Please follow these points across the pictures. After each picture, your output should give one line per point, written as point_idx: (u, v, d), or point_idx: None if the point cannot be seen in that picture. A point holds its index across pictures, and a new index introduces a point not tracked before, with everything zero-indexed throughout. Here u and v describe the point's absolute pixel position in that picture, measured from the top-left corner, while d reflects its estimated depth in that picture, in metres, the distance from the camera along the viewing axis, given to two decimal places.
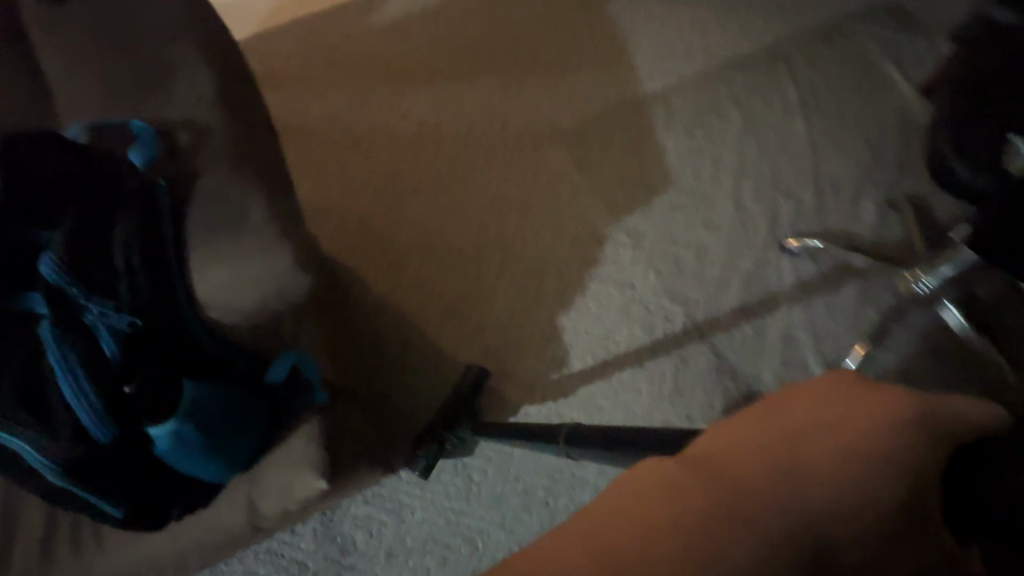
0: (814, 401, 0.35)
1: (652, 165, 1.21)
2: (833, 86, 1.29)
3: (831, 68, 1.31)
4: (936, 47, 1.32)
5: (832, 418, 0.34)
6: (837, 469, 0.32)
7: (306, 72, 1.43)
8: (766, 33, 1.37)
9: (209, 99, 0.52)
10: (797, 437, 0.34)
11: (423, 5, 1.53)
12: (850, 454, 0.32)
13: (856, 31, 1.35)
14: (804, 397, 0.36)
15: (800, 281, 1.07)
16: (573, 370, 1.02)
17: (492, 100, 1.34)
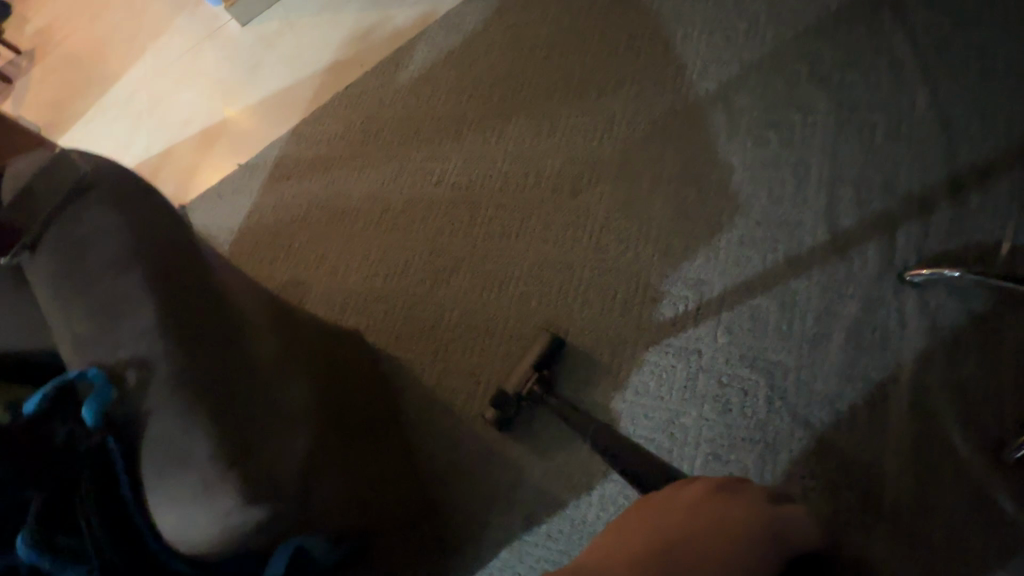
0: (670, 503, 0.52)
1: (714, 192, 1.00)
2: (965, 36, 0.97)
3: (960, 11, 0.98)
4: None
5: (680, 511, 0.51)
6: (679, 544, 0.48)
7: (347, 150, 1.45)
8: None
9: (151, 330, 0.53)
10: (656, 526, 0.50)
11: (446, 51, 1.46)
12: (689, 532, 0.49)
13: None
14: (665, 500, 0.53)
15: (933, 325, 0.82)
16: (636, 434, 0.89)
17: (524, 143, 1.22)
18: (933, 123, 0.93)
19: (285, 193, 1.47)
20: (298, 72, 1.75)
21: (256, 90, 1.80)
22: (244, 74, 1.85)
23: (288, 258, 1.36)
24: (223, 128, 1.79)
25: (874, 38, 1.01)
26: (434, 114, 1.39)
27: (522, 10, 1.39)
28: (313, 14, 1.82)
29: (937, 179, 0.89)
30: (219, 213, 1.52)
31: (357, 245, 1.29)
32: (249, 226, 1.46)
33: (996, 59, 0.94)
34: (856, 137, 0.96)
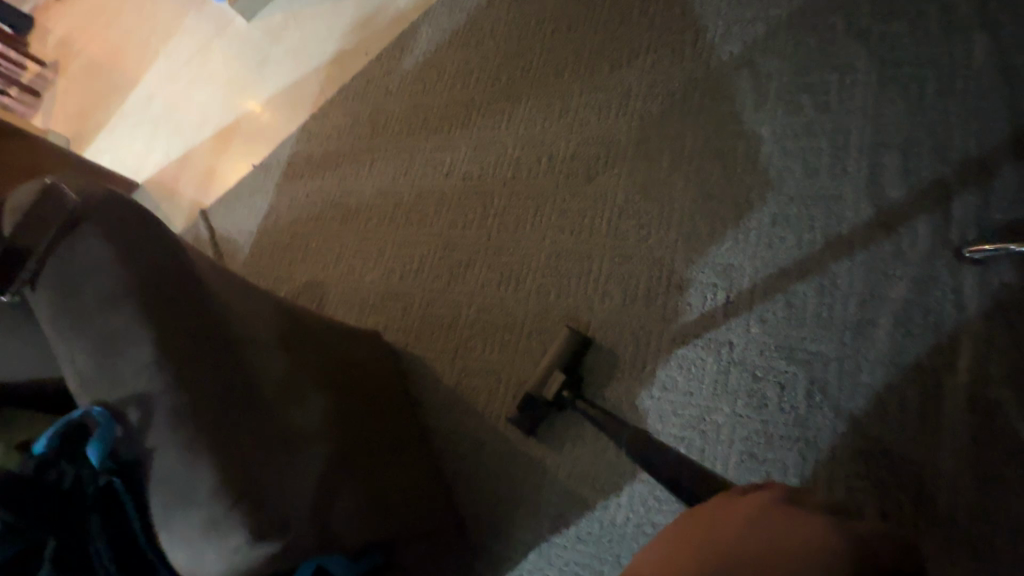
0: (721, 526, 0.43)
1: (742, 168, 0.92)
2: None
3: None
4: None
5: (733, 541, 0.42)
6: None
7: (357, 145, 1.42)
8: None
9: (149, 364, 0.51)
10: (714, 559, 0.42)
11: (451, 33, 1.39)
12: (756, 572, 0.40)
13: None
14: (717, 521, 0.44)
15: (997, 307, 0.73)
16: (664, 434, 0.85)
17: (535, 126, 1.16)
18: (994, 75, 0.82)
19: (298, 193, 1.45)
20: (304, 66, 1.72)
21: (264, 87, 1.78)
22: (252, 72, 1.83)
23: (305, 260, 1.36)
24: (236, 129, 1.78)
25: None
26: (441, 102, 1.34)
27: None
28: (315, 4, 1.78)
29: (1001, 140, 0.79)
30: (236, 216, 1.52)
31: (372, 243, 1.27)
32: (266, 228, 1.46)
33: None
34: (903, 97, 0.86)
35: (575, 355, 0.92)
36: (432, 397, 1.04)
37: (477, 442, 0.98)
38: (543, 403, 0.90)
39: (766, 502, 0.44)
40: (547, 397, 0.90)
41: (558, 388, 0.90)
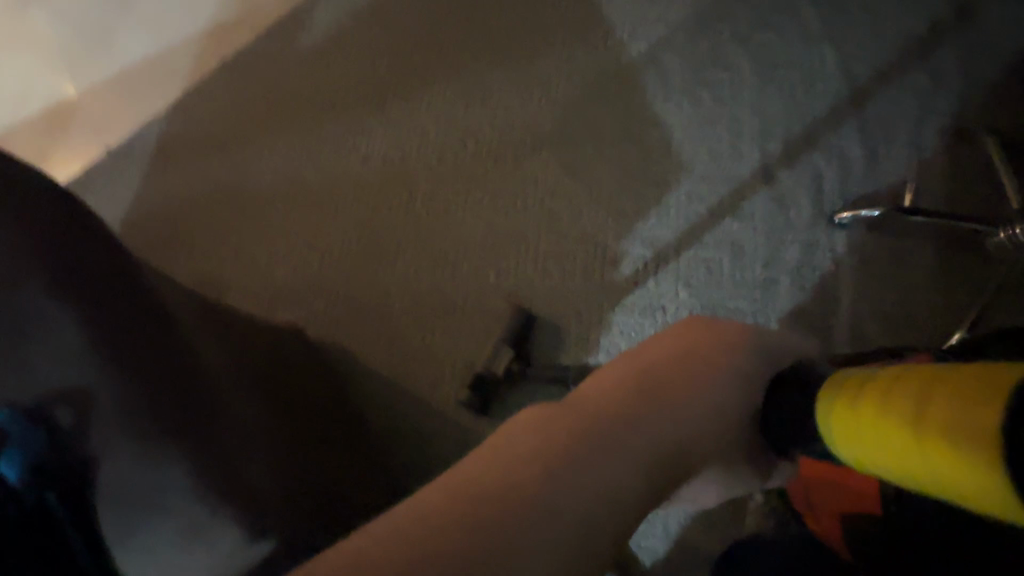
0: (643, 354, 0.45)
1: (659, 151, 1.02)
2: None
3: None
4: None
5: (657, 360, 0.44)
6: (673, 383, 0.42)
7: (249, 126, 1.28)
8: None
9: (79, 350, 0.43)
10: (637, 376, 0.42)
11: (354, 12, 1.32)
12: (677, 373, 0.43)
13: None
14: (636, 354, 0.45)
15: (861, 262, 0.92)
16: None
17: (458, 111, 1.16)
18: (841, 77, 1.02)
19: (176, 180, 1.26)
20: (167, 36, 1.48)
21: (113, 59, 1.50)
22: (94, 40, 1.53)
23: (193, 253, 1.19)
24: (75, 107, 1.47)
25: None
26: (350, 82, 1.26)
27: None
28: None
29: (852, 130, 0.99)
30: (92, 210, 1.28)
31: (279, 233, 1.15)
32: (136, 219, 1.25)
33: (889, 16, 1.04)
34: (779, 93, 1.03)
35: (521, 331, 0.94)
36: (372, 391, 0.98)
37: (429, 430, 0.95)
38: (495, 381, 0.91)
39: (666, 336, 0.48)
40: (499, 373, 0.91)
41: (509, 364, 0.92)
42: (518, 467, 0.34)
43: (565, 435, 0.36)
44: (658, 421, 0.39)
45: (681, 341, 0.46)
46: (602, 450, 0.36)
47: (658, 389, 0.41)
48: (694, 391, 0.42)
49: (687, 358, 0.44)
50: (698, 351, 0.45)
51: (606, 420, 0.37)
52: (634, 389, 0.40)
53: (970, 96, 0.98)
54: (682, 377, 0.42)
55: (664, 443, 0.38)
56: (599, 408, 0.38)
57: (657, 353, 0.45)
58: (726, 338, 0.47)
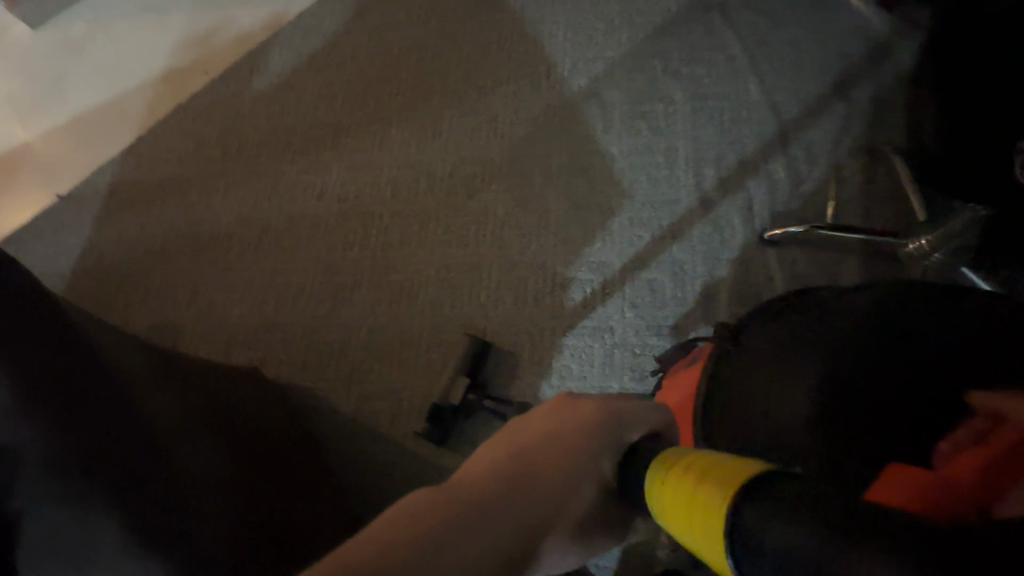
0: (525, 430, 0.50)
1: (601, 180, 1.08)
2: (780, 29, 1.15)
3: (772, 8, 1.17)
4: None
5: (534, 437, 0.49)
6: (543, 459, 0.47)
7: (205, 168, 1.29)
8: None
9: (9, 411, 0.44)
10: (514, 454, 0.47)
11: (309, 56, 1.37)
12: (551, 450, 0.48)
13: None
14: (518, 428, 0.50)
15: (794, 276, 0.97)
16: None
17: (410, 147, 1.19)
18: (765, 106, 1.10)
19: (130, 225, 1.26)
20: (121, 82, 1.50)
21: (66, 105, 1.50)
22: (47, 88, 1.54)
23: (147, 298, 1.18)
24: (26, 154, 1.46)
25: (710, 36, 1.17)
26: (304, 123, 1.29)
27: (385, 15, 1.38)
28: (134, 17, 1.59)
29: (778, 154, 1.06)
30: (42, 258, 1.26)
31: (235, 274, 1.16)
32: (89, 266, 1.25)
33: (805, 50, 1.13)
34: (710, 122, 1.10)
35: (475, 359, 0.96)
36: (330, 427, 0.98)
37: (388, 464, 0.95)
38: (452, 412, 0.93)
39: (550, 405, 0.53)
40: (457, 404, 0.93)
41: (466, 393, 0.94)
42: (399, 539, 0.38)
43: (441, 512, 0.40)
44: (522, 503, 0.44)
45: (554, 420, 0.51)
46: (474, 529, 0.40)
47: (527, 473, 0.46)
48: (559, 473, 0.47)
49: (554, 439, 0.49)
50: (567, 430, 0.50)
51: (479, 501, 0.42)
52: (501, 469, 0.45)
53: (880, 120, 1.07)
54: (554, 454, 0.48)
55: (525, 527, 0.43)
56: (472, 492, 0.43)
57: (530, 435, 0.49)
58: (595, 413, 0.51)
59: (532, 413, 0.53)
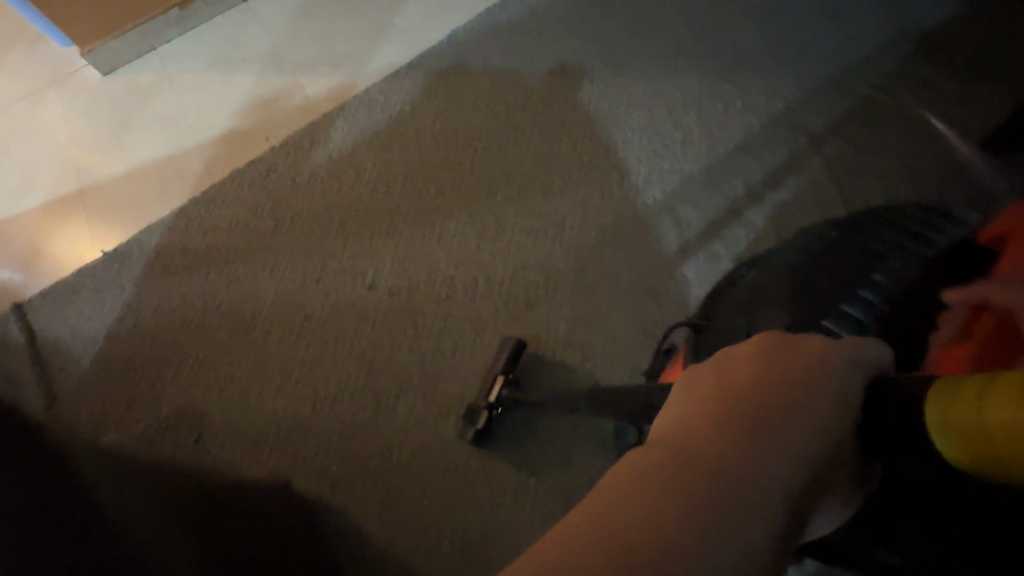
0: (736, 370, 0.43)
1: (673, 307, 1.05)
2: (870, 159, 1.12)
3: (862, 137, 1.14)
4: (981, 96, 1.13)
5: (752, 383, 0.41)
6: (772, 410, 0.39)
7: (254, 240, 1.26)
8: (774, 101, 1.20)
9: None
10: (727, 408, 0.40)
11: (372, 132, 1.35)
12: (776, 397, 0.40)
13: (880, 86, 1.17)
14: (729, 364, 0.44)
15: None
16: None
17: (469, 245, 1.14)
18: None
19: (172, 293, 1.23)
20: (180, 137, 1.49)
21: (124, 155, 1.50)
22: (108, 135, 1.54)
23: (183, 377, 1.13)
24: (76, 201, 1.45)
25: (790, 161, 1.14)
26: (360, 203, 1.25)
27: (451, 98, 1.36)
28: (203, 74, 1.60)
29: None
30: (75, 316, 1.22)
31: (274, 362, 1.11)
32: (122, 333, 1.20)
33: (892, 184, 1.10)
34: None
35: (510, 359, 0.98)
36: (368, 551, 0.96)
37: None
38: (488, 410, 0.96)
39: (768, 338, 0.45)
40: (491, 402, 0.95)
41: (499, 390, 0.96)
42: (633, 519, 0.34)
43: (668, 492, 0.35)
44: (766, 465, 0.37)
45: (766, 366, 0.42)
46: (722, 503, 0.35)
47: (757, 430, 0.38)
48: (799, 428, 0.38)
49: (773, 382, 0.41)
50: (799, 377, 0.41)
51: (697, 483, 0.35)
52: (718, 429, 0.38)
53: None
54: (788, 406, 0.39)
55: (778, 493, 0.36)
56: (693, 458, 0.37)
57: (742, 385, 0.41)
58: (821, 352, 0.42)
59: (732, 353, 0.45)
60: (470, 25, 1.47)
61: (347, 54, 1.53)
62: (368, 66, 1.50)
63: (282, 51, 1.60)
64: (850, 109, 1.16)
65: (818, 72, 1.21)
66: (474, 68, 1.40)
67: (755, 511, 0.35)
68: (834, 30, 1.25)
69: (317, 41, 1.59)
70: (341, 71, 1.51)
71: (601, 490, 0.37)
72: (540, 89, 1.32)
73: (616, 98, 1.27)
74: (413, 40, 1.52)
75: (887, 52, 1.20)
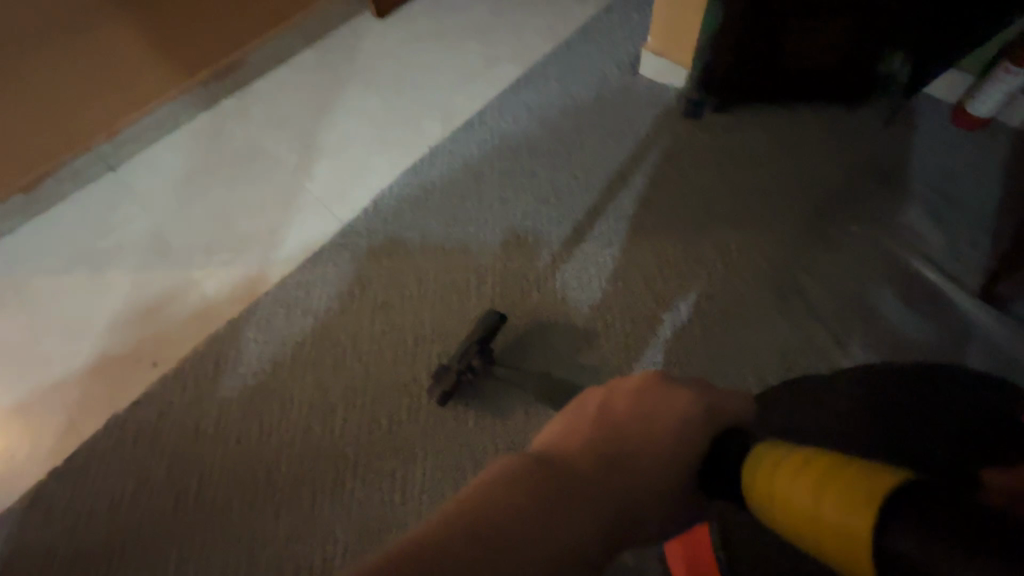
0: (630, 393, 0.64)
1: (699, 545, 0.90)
2: (864, 316, 1.06)
3: (851, 290, 1.08)
4: (955, 232, 1.10)
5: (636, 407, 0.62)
6: (641, 434, 0.59)
7: (147, 524, 0.95)
8: (752, 261, 1.13)
9: None
10: (617, 431, 0.59)
11: (295, 344, 1.10)
12: (644, 417, 0.60)
13: (851, 233, 1.13)
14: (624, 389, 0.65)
15: None
16: None
17: (445, 496, 0.94)
18: None
19: None
20: (27, 374, 1.14)
21: None
22: None
23: None
24: None
25: (788, 332, 1.06)
26: (289, 451, 0.99)
27: (388, 288, 1.14)
28: (60, 276, 1.27)
29: None
30: None
31: None
32: None
33: (898, 346, 1.03)
34: None
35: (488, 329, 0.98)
36: None
37: None
38: (457, 372, 0.97)
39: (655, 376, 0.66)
40: (461, 365, 0.96)
41: (473, 358, 0.97)
42: (511, 494, 0.49)
43: (541, 486, 0.51)
44: (601, 481, 0.54)
45: (641, 396, 0.63)
46: (565, 494, 0.51)
47: (611, 453, 0.57)
48: (639, 446, 0.58)
49: (640, 412, 0.61)
50: (648, 413, 0.61)
51: (566, 483, 0.52)
52: (594, 451, 0.57)
53: None
54: (649, 425, 0.60)
55: (603, 506, 0.52)
56: (568, 467, 0.54)
57: (617, 412, 0.62)
58: (684, 391, 0.63)
59: (619, 383, 0.67)
60: (400, 192, 1.29)
61: (251, 237, 1.29)
62: (279, 250, 1.26)
63: (167, 239, 1.31)
64: (830, 264, 1.11)
65: (785, 222, 1.16)
66: (410, 245, 1.20)
67: (582, 517, 0.50)
68: (789, 171, 1.21)
69: (210, 222, 1.33)
70: (246, 259, 1.25)
71: (506, 473, 0.52)
72: (494, 267, 1.15)
73: (583, 274, 1.14)
74: (329, 210, 1.30)
75: (849, 195, 1.17)
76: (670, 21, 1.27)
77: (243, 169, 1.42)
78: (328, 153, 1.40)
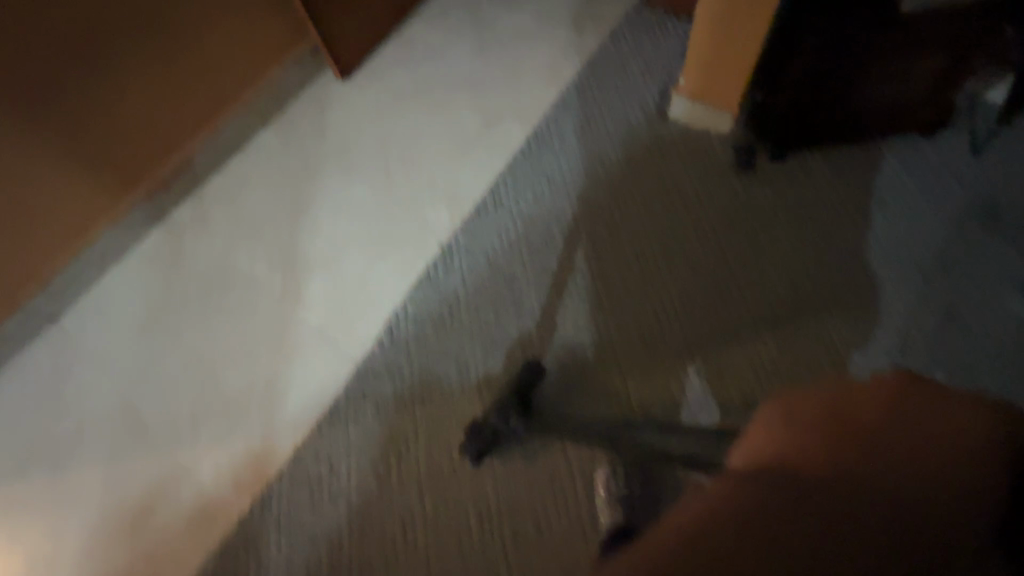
0: (877, 400, 0.49)
1: None
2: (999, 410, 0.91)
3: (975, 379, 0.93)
4: None
5: (891, 416, 0.48)
6: (914, 451, 0.46)
7: None
8: (854, 351, 0.97)
9: None
10: (872, 440, 0.46)
11: (332, 542, 0.91)
12: (909, 429, 0.47)
13: (958, 304, 0.98)
14: (861, 394, 0.50)
15: None
16: None
17: None
18: None
19: None
20: None
21: None
22: None
23: None
24: None
25: None
26: None
27: (432, 447, 0.96)
28: (11, 479, 1.03)
29: None
30: None
31: None
32: None
33: None
34: None
35: (524, 381, 0.93)
36: None
37: None
38: (497, 432, 0.90)
39: (901, 381, 0.51)
40: (502, 423, 0.89)
41: (513, 415, 0.90)
42: (752, 512, 0.42)
43: (789, 508, 0.42)
44: (873, 485, 0.44)
45: (895, 400, 0.49)
46: (827, 513, 0.42)
47: (874, 465, 0.45)
48: (913, 458, 0.45)
49: (897, 416, 0.48)
50: (914, 425, 0.47)
51: (826, 498, 0.43)
52: (849, 460, 0.46)
53: None
54: (920, 440, 0.46)
55: (886, 518, 0.42)
56: (812, 478, 0.45)
57: (873, 414, 0.48)
58: (947, 399, 0.49)
59: (848, 386, 0.52)
60: (420, 310, 1.08)
61: (246, 394, 1.05)
62: (283, 405, 1.03)
63: (139, 408, 1.07)
64: (948, 346, 0.96)
65: (882, 296, 1.00)
66: (446, 385, 1.00)
67: (861, 525, 0.42)
68: (874, 229, 1.05)
69: (190, 379, 1.09)
70: (245, 424, 1.03)
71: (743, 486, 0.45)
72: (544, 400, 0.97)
73: (664, 394, 0.97)
74: (337, 344, 1.07)
75: (946, 253, 1.02)
76: (711, 64, 1.06)
77: (218, 296, 1.17)
78: (320, 266, 1.16)
